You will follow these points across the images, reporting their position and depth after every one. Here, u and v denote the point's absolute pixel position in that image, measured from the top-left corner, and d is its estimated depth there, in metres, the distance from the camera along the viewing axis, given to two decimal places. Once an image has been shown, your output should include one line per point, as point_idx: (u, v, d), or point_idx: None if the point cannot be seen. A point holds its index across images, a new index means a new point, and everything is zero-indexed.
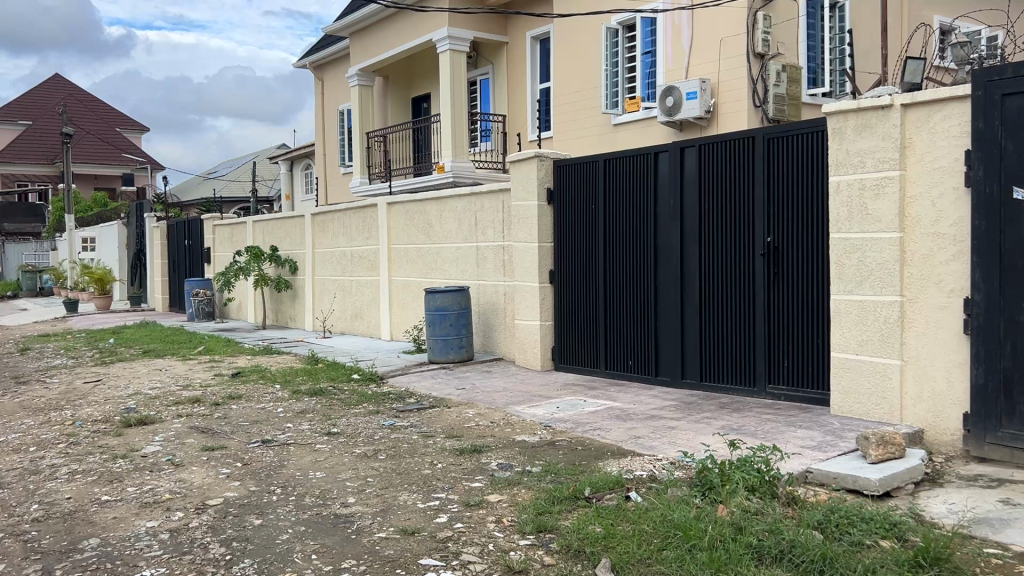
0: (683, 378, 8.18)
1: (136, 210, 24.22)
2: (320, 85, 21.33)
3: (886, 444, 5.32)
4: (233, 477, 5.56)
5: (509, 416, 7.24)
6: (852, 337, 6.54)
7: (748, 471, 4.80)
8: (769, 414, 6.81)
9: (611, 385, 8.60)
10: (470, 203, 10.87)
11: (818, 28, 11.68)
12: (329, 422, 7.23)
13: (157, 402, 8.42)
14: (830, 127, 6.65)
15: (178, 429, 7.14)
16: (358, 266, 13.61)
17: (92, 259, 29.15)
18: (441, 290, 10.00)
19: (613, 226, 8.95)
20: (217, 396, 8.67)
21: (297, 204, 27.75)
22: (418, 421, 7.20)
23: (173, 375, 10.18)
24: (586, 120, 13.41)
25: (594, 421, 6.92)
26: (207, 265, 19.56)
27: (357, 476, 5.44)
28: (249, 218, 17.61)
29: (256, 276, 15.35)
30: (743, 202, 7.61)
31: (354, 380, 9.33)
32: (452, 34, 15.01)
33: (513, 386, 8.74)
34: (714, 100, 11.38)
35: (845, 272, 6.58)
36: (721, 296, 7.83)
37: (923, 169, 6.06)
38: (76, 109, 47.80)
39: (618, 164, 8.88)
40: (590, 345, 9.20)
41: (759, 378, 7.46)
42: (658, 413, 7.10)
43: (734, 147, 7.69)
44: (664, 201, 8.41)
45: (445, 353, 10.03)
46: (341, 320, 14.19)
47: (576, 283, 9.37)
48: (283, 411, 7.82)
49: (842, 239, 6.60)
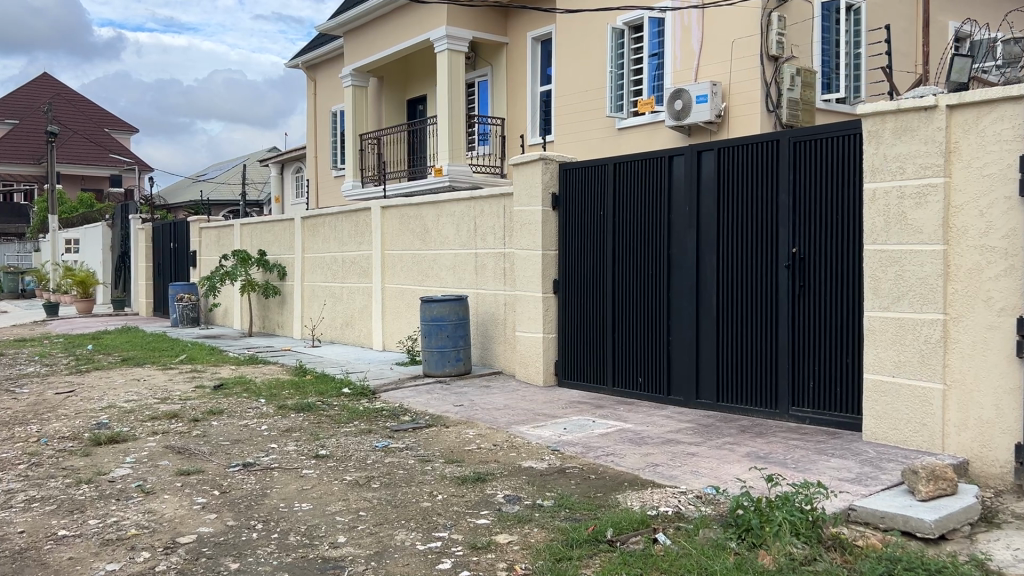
0: (698, 398, 7.63)
1: (122, 211, 23.56)
2: (313, 86, 20.79)
3: (937, 479, 4.80)
4: (209, 508, 4.98)
5: (514, 438, 6.68)
6: (887, 358, 6.02)
7: (791, 511, 4.26)
8: (796, 440, 6.28)
9: (619, 404, 8.04)
10: (469, 208, 10.33)
11: (833, 32, 11.21)
12: (317, 443, 6.66)
13: (131, 417, 7.83)
14: (865, 129, 6.14)
15: (153, 449, 6.54)
16: (350, 272, 13.04)
17: (76, 261, 28.44)
18: (438, 299, 9.44)
19: (623, 233, 8.42)
20: (197, 411, 8.07)
21: (287, 207, 27.14)
22: (414, 442, 6.63)
23: (151, 387, 9.57)
24: (589, 124, 12.91)
25: (606, 445, 6.38)
26: (193, 268, 18.94)
27: (348, 510, 4.87)
28: (237, 221, 17.03)
29: (243, 281, 14.78)
30: (765, 209, 7.10)
31: (344, 394, 8.75)
32: (450, 34, 14.51)
33: (515, 403, 8.18)
34: (725, 103, 10.87)
35: (880, 287, 6.06)
36: (740, 309, 7.31)
37: (972, 176, 5.56)
38: (63, 108, 47.06)
39: (629, 168, 8.35)
40: (596, 361, 8.66)
41: (782, 400, 6.94)
42: (675, 437, 6.56)
43: (756, 150, 7.18)
44: (678, 208, 7.87)
45: (441, 366, 9.46)
46: (331, 329, 13.60)
47: (581, 294, 8.85)
48: (267, 429, 7.24)
49: (878, 251, 6.08)
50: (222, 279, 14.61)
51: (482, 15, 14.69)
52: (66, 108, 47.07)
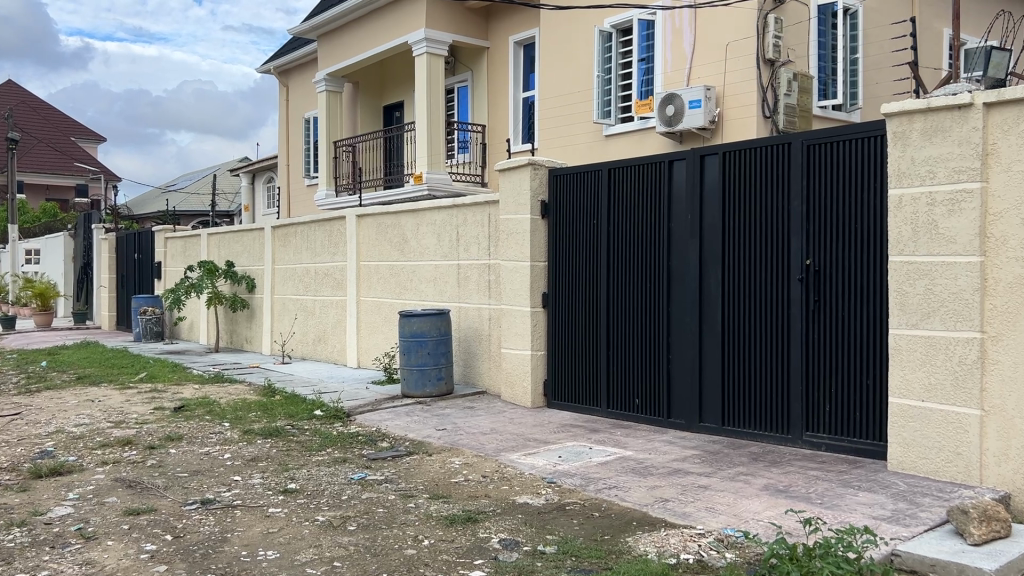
0: (700, 422, 7.07)
1: (86, 221, 22.67)
2: (285, 92, 20.10)
3: (990, 520, 4.26)
4: (158, 558, 4.30)
5: (505, 468, 6.05)
6: (915, 381, 5.49)
7: (836, 562, 3.68)
8: (815, 470, 5.72)
9: (616, 428, 7.44)
10: (451, 215, 9.73)
11: (830, 37, 10.77)
12: (285, 475, 5.98)
13: (79, 444, 7.07)
14: (889, 130, 5.63)
15: (100, 483, 5.83)
16: (322, 284, 12.36)
17: (36, 273, 27.36)
18: (417, 313, 8.81)
19: (619, 243, 7.85)
20: (154, 437, 7.33)
21: (258, 216, 26.37)
22: (394, 474, 5.97)
23: (105, 409, 8.80)
24: (574, 131, 12.38)
25: (608, 476, 5.78)
26: (158, 280, 18.11)
27: (320, 560, 4.21)
28: (204, 230, 16.26)
29: (209, 293, 14.04)
30: (776, 217, 6.57)
31: (316, 417, 8.07)
32: (430, 37, 13.93)
33: (502, 427, 7.55)
34: (719, 109, 10.37)
35: (908, 302, 5.54)
36: (747, 325, 6.77)
37: (1011, 181, 5.07)
38: (28, 115, 45.77)
39: (625, 173, 7.79)
40: (588, 381, 8.08)
41: (794, 424, 6.40)
42: (682, 467, 5.98)
43: (767, 154, 6.65)
44: (679, 216, 7.32)
45: (421, 386, 8.82)
46: (302, 344, 12.90)
47: (573, 309, 8.27)
48: (231, 458, 6.54)
49: (906, 263, 5.55)
50: (187, 291, 13.89)
51: (463, 18, 14.16)
52: (31, 115, 45.75)
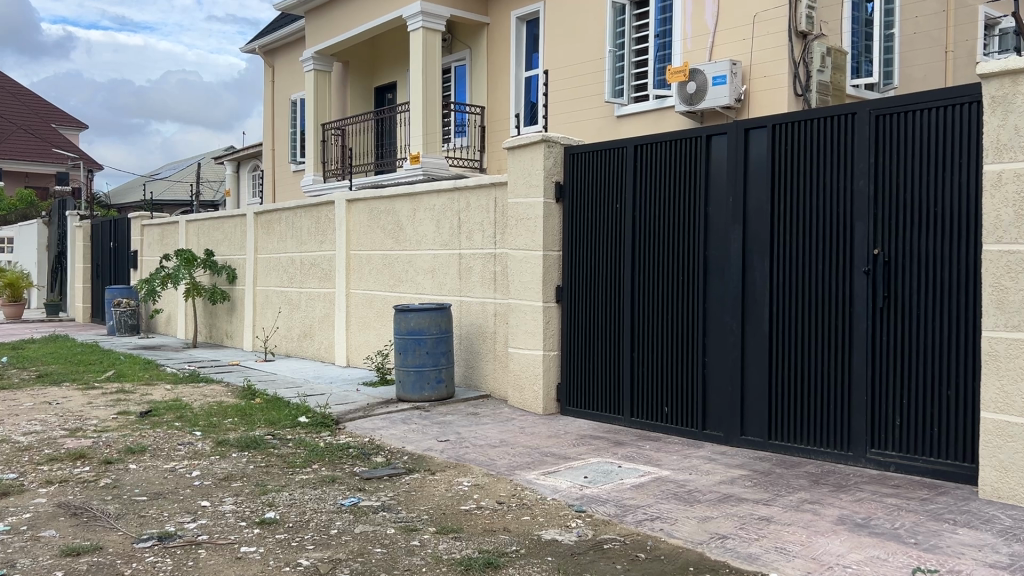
0: (742, 435, 6.17)
1: (61, 207, 21.56)
2: (270, 72, 19.07)
3: None
4: None
5: (523, 492, 5.12)
6: (1017, 394, 4.60)
7: None
8: (892, 498, 4.82)
9: (644, 441, 6.51)
10: (452, 200, 8.79)
11: (863, 10, 9.86)
12: (263, 499, 5.03)
13: (23, 458, 6.07)
14: (987, 94, 4.74)
15: (39, 510, 4.85)
16: (309, 276, 11.40)
17: (7, 262, 26.16)
18: (415, 308, 7.85)
19: (645, 228, 6.93)
20: (113, 449, 6.35)
21: (242, 205, 25.33)
22: (392, 500, 5.03)
23: (61, 413, 7.80)
24: (582, 111, 11.41)
25: (648, 503, 4.86)
26: (133, 270, 17.03)
27: None
28: (182, 217, 15.21)
29: (187, 284, 13.01)
30: (837, 198, 5.67)
31: (299, 426, 7.11)
32: (426, 11, 12.95)
33: (513, 438, 6.62)
34: (745, 86, 9.41)
35: (1008, 301, 4.66)
36: (799, 324, 5.87)
37: None
38: (7, 100, 44.39)
39: (655, 149, 6.86)
40: (608, 386, 7.17)
41: (856, 441, 5.51)
42: (733, 491, 5.07)
43: (826, 126, 5.73)
44: (718, 199, 6.40)
45: (418, 390, 7.89)
46: (286, 340, 11.93)
47: (591, 305, 7.35)
48: (200, 476, 5.58)
49: (1005, 253, 4.67)
50: (163, 281, 12.85)
51: None
52: (9, 100, 44.42)
